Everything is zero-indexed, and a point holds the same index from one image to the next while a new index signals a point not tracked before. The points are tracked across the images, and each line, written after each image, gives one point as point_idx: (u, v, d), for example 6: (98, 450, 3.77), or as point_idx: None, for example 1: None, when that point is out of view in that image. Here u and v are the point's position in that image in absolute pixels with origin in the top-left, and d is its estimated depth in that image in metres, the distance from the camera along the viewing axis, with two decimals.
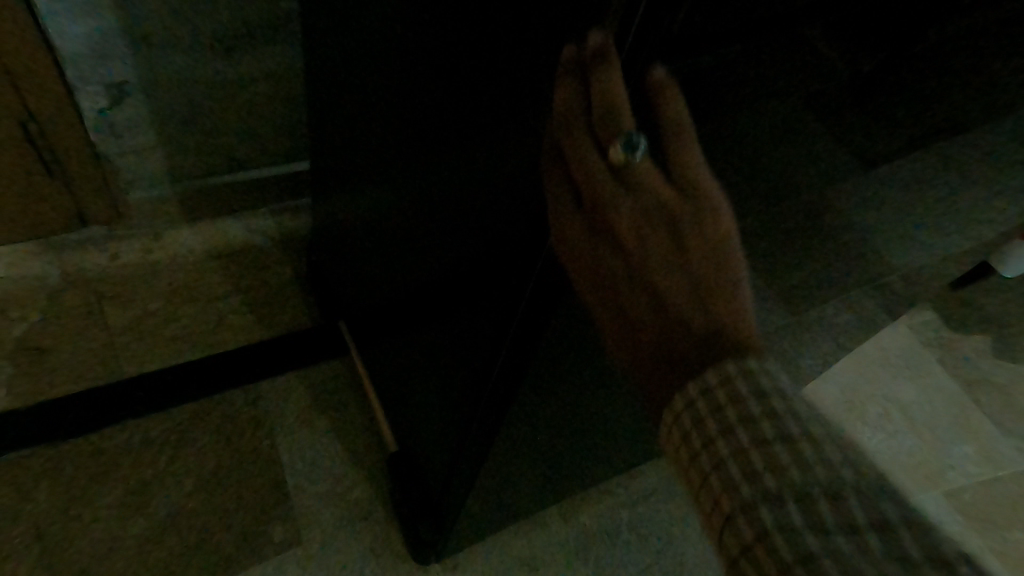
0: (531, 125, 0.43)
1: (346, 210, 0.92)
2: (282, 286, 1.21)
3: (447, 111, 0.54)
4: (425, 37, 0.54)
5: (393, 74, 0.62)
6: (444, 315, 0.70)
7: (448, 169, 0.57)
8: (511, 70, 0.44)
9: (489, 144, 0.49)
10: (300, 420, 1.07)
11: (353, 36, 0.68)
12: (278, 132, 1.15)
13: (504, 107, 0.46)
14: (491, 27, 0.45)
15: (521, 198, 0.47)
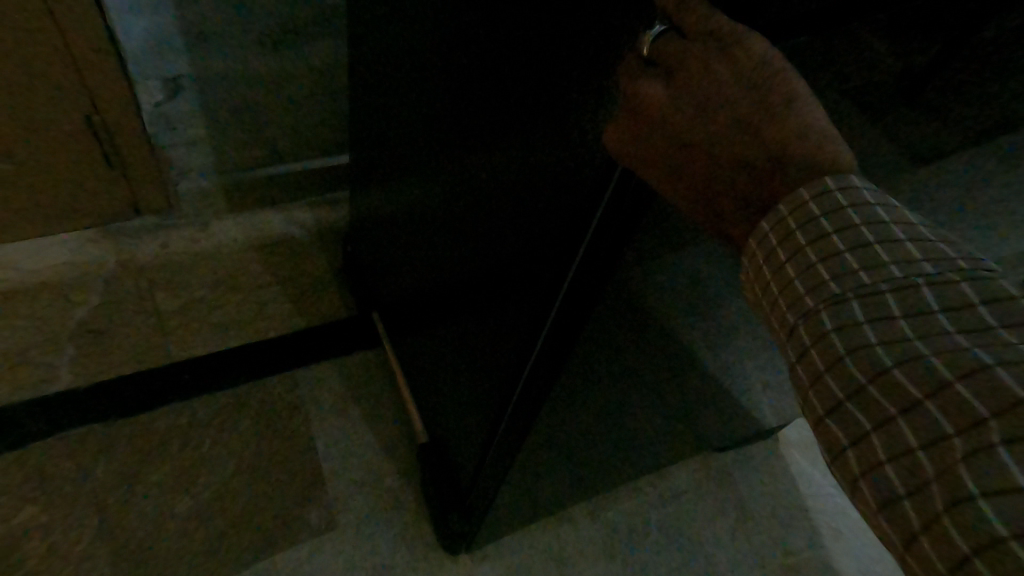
0: (574, 123, 0.43)
1: (385, 202, 0.94)
2: (319, 277, 1.24)
3: (487, 105, 0.54)
4: (466, 34, 0.55)
5: (435, 70, 0.63)
6: (480, 310, 0.71)
7: (487, 163, 0.58)
8: (546, 79, 0.45)
9: (531, 141, 0.49)
10: (336, 404, 1.10)
11: (395, 31, 0.70)
12: (320, 125, 1.18)
13: (549, 101, 0.45)
14: (535, 26, 0.45)
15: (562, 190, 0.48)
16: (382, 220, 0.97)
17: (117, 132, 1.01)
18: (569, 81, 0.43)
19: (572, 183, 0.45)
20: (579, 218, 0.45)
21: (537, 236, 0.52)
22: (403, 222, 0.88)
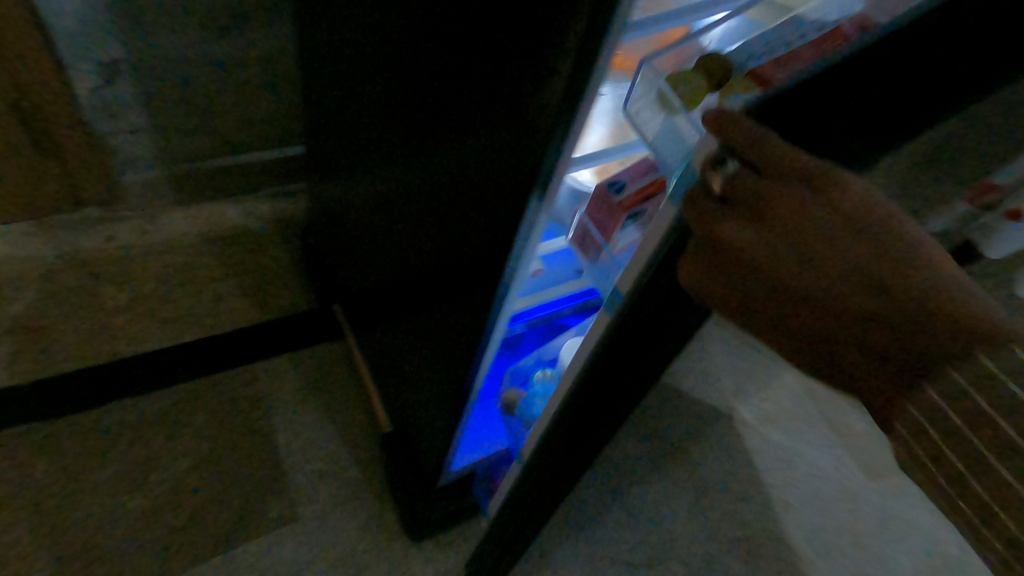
0: (514, 107, 0.45)
1: (342, 193, 0.93)
2: (277, 270, 1.22)
3: (433, 87, 0.54)
4: (410, 27, 0.56)
5: (383, 58, 0.63)
6: (439, 292, 0.71)
7: (437, 154, 0.59)
8: (486, 69, 0.46)
9: (478, 121, 0.50)
10: (298, 396, 1.09)
11: (343, 19, 0.69)
12: (273, 116, 1.16)
13: (493, 80, 0.46)
14: (472, 16, 0.46)
15: (506, 176, 0.49)
16: (340, 209, 0.96)
17: (50, 118, 0.96)
18: (509, 70, 0.44)
19: (518, 168, 0.46)
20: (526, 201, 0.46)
21: (490, 214, 0.53)
22: (361, 215, 0.88)
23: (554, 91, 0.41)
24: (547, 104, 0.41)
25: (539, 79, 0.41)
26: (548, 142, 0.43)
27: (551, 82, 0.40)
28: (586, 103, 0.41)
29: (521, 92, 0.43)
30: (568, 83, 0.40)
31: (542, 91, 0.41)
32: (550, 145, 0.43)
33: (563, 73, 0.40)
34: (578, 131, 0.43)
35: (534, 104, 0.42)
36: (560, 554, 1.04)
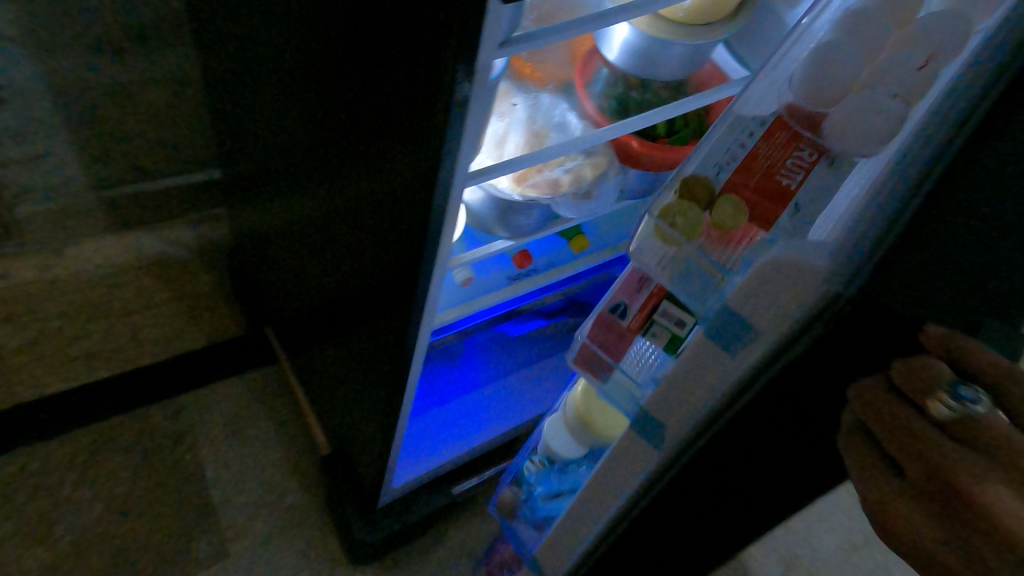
0: (409, 129, 0.46)
1: (265, 213, 0.90)
2: (203, 297, 1.17)
3: (339, 102, 0.53)
4: (311, 43, 0.54)
5: (288, 77, 0.61)
6: (367, 309, 0.71)
7: (347, 170, 0.59)
8: (382, 89, 0.47)
9: (383, 140, 0.50)
10: (229, 427, 1.05)
11: (247, 36, 0.66)
12: (185, 142, 1.07)
13: (392, 94, 0.46)
14: (368, 39, 0.46)
15: (410, 196, 0.50)
16: (264, 231, 0.93)
17: None
18: (401, 92, 0.45)
19: (417, 185, 0.48)
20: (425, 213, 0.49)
21: (400, 230, 0.54)
22: (283, 233, 0.85)
23: (450, 103, 0.41)
24: (444, 116, 0.42)
25: (434, 91, 0.42)
26: (447, 152, 0.44)
27: (445, 95, 0.41)
28: (470, 117, 0.43)
29: (419, 106, 0.44)
30: (461, 95, 0.41)
31: (438, 103, 0.42)
32: (445, 164, 0.45)
33: (455, 86, 0.40)
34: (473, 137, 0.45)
35: (432, 117, 0.43)
36: None
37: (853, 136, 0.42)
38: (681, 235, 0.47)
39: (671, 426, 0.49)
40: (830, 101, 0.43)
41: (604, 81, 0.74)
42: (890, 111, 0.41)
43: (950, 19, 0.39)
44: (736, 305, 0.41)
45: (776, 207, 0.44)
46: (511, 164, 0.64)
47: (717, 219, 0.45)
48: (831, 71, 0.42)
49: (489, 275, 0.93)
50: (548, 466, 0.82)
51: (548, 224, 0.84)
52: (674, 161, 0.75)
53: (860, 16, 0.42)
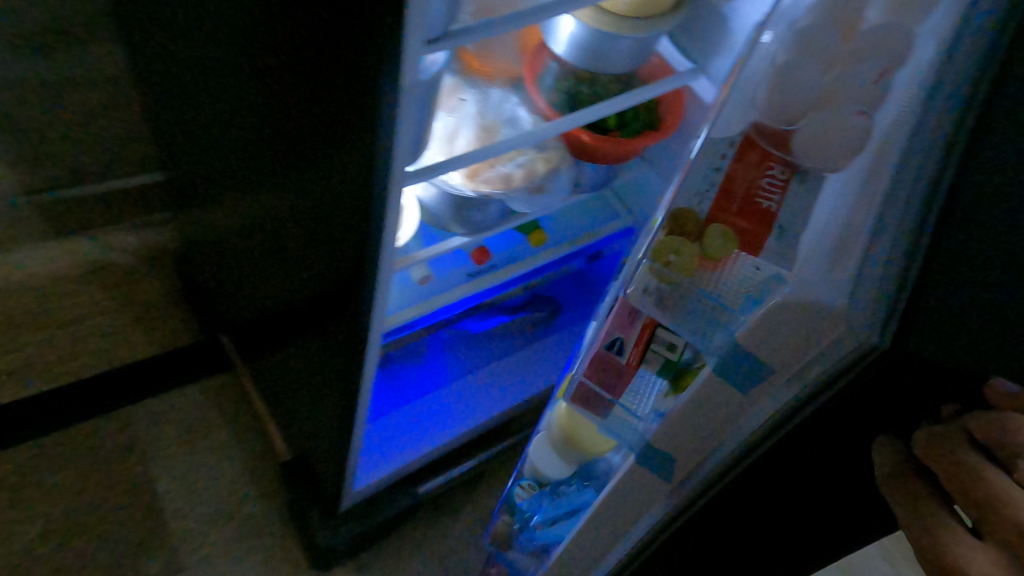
0: (342, 134, 0.46)
1: (212, 214, 0.85)
2: (150, 305, 1.11)
3: (270, 105, 0.53)
4: (237, 42, 0.52)
5: (218, 77, 0.59)
6: (319, 315, 0.70)
7: (283, 173, 0.58)
8: (313, 92, 0.46)
9: (318, 144, 0.49)
10: (180, 439, 1.03)
11: (175, 34, 0.63)
12: (121, 143, 1.01)
13: (326, 100, 0.45)
14: (293, 41, 0.45)
15: (347, 202, 0.50)
16: (211, 235, 0.90)
17: None
18: (332, 96, 0.44)
19: (354, 190, 0.48)
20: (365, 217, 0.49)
21: (341, 236, 0.54)
22: (227, 237, 0.83)
23: (383, 112, 0.41)
24: (378, 124, 0.42)
25: (365, 100, 0.42)
26: (383, 158, 0.44)
27: (377, 103, 0.41)
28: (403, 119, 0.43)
29: (352, 114, 0.43)
30: (393, 104, 0.41)
31: (370, 111, 0.42)
32: (381, 169, 0.45)
33: (385, 94, 0.40)
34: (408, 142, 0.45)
35: (366, 125, 0.43)
36: (475, 554, 1.06)
37: (825, 156, 0.40)
38: (681, 274, 0.42)
39: (687, 450, 0.50)
40: (793, 117, 0.41)
41: (553, 75, 0.73)
42: (859, 128, 0.39)
43: (888, 25, 0.38)
44: (750, 341, 0.41)
45: (763, 230, 0.41)
46: (460, 161, 0.64)
47: (712, 254, 0.41)
48: (789, 92, 0.40)
49: (447, 274, 0.92)
50: (541, 490, 0.81)
51: (504, 220, 0.83)
52: (626, 153, 0.75)
53: (807, 31, 0.39)
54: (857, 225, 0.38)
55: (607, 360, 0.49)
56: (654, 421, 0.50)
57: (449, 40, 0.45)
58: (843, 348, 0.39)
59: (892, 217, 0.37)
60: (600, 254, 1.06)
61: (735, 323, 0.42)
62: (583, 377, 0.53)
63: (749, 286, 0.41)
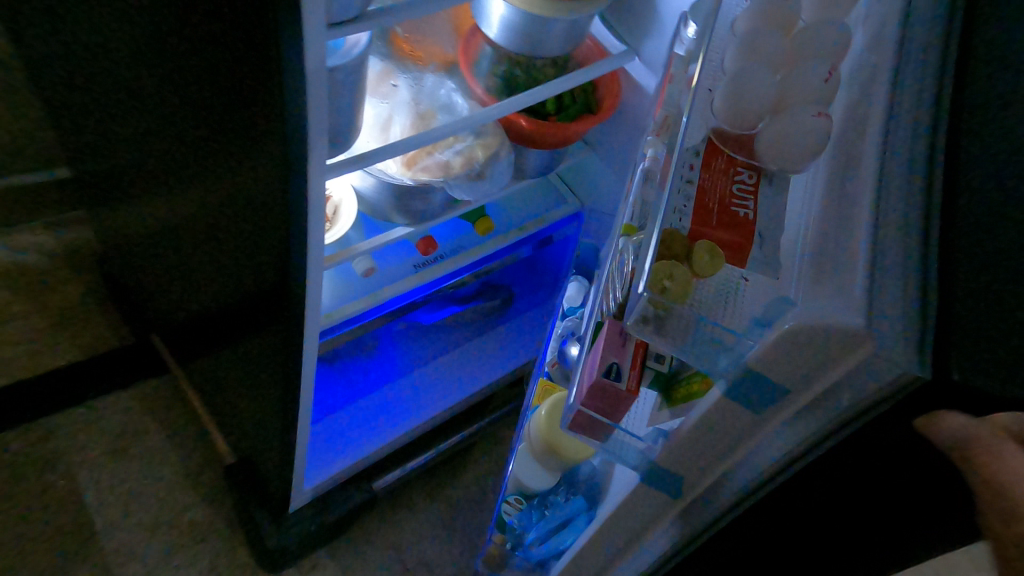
0: (245, 125, 0.43)
1: (124, 215, 0.82)
2: (70, 308, 1.10)
3: (171, 102, 0.50)
4: (127, 38, 0.50)
5: (115, 75, 0.56)
6: (250, 316, 0.67)
7: (195, 172, 0.55)
8: (210, 83, 0.44)
9: (225, 139, 0.47)
10: (111, 450, 1.00)
11: (59, 30, 0.60)
12: (20, 141, 0.98)
13: (228, 90, 0.42)
14: (181, 32, 0.43)
15: (259, 195, 0.48)
16: (132, 236, 0.85)
17: None
18: (230, 84, 0.42)
19: (265, 182, 0.46)
20: (279, 210, 0.46)
21: (259, 232, 0.52)
22: (147, 240, 0.80)
23: (284, 99, 0.39)
24: (280, 113, 0.39)
25: (263, 87, 0.39)
26: (292, 148, 0.42)
27: (275, 90, 0.38)
28: (312, 102, 0.41)
29: (254, 102, 0.41)
30: (294, 90, 0.39)
31: (269, 99, 0.39)
32: (291, 157, 0.42)
33: (284, 80, 0.38)
34: (320, 127, 0.43)
35: (269, 114, 0.40)
36: (433, 545, 1.05)
37: (788, 152, 0.43)
38: (679, 300, 0.39)
39: (696, 472, 0.45)
40: (752, 123, 0.45)
41: (489, 59, 0.71)
42: (816, 123, 0.41)
43: (822, 29, 0.44)
44: (763, 365, 0.36)
45: (746, 238, 0.41)
46: (392, 149, 0.62)
47: (702, 273, 0.40)
48: (747, 92, 0.45)
49: (392, 265, 0.89)
50: (528, 503, 0.78)
51: (448, 209, 0.82)
52: (564, 138, 0.75)
53: (755, 43, 0.46)
54: (858, 224, 0.34)
55: (605, 387, 0.47)
56: (657, 440, 0.48)
57: (363, 22, 0.46)
58: (873, 382, 0.33)
59: (887, 209, 0.34)
60: (551, 240, 1.05)
61: (742, 345, 0.37)
62: (579, 406, 0.50)
63: (751, 306, 0.40)
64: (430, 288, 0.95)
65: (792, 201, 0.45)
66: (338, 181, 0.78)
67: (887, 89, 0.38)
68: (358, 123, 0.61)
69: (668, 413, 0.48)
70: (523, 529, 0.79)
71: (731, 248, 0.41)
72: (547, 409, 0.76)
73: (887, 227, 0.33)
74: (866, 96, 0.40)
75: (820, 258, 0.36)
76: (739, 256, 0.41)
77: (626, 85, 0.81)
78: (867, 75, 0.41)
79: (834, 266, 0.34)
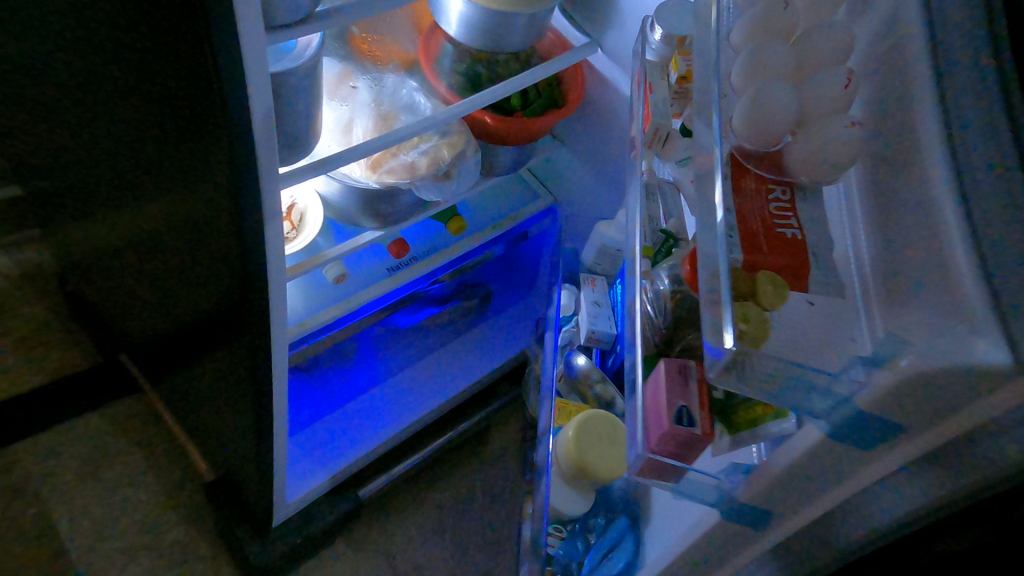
0: (189, 132, 0.41)
1: (79, 231, 0.79)
2: (32, 329, 1.06)
3: (114, 113, 0.48)
4: (61, 47, 0.47)
5: (51, 86, 0.53)
6: (218, 330, 0.64)
7: (146, 185, 0.53)
8: (150, 91, 0.42)
9: (173, 149, 0.45)
10: (82, 474, 0.97)
11: None
12: None
13: (173, 100, 0.40)
14: (114, 38, 0.41)
15: (211, 204, 0.46)
16: (90, 254, 0.81)
17: None
18: (169, 91, 0.40)
19: (215, 190, 0.44)
20: (232, 218, 0.45)
21: (216, 242, 0.50)
22: (104, 256, 0.77)
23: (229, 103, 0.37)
24: (229, 120, 0.38)
25: (205, 93, 0.37)
26: (242, 155, 0.40)
27: (218, 95, 0.37)
28: (257, 106, 0.40)
29: (198, 109, 0.39)
30: (239, 95, 0.37)
31: (212, 105, 0.37)
32: (238, 162, 0.40)
33: (226, 84, 0.36)
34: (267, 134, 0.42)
35: (214, 122, 0.38)
36: (423, 548, 1.04)
37: (821, 170, 0.37)
38: (758, 346, 0.34)
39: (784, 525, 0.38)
40: (775, 139, 0.40)
41: (450, 57, 0.70)
42: (851, 137, 0.36)
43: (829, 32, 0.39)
44: (878, 412, 0.29)
45: (802, 260, 0.35)
46: (354, 152, 0.60)
47: (770, 307, 0.34)
48: (768, 109, 0.39)
49: (364, 270, 0.88)
50: (568, 531, 0.73)
51: (417, 211, 0.81)
52: (530, 134, 0.74)
53: (760, 60, 0.41)
54: (943, 249, 0.27)
55: (682, 435, 0.43)
56: (736, 476, 0.41)
57: (309, 24, 0.45)
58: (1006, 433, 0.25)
59: (979, 213, 0.26)
60: (526, 236, 1.02)
61: (841, 385, 0.31)
62: (647, 455, 0.45)
63: (833, 348, 0.33)
64: (406, 291, 0.93)
65: (830, 210, 0.40)
66: (303, 186, 0.76)
67: (928, 81, 0.31)
68: (317, 127, 0.59)
69: (731, 441, 0.43)
70: (572, 562, 0.71)
71: (794, 264, 0.35)
72: (573, 430, 0.69)
73: (991, 252, 0.25)
74: (893, 75, 0.34)
75: (887, 278, 0.32)
76: (800, 269, 0.35)
77: (592, 81, 0.80)
78: (892, 65, 0.34)
79: (927, 290, 0.28)
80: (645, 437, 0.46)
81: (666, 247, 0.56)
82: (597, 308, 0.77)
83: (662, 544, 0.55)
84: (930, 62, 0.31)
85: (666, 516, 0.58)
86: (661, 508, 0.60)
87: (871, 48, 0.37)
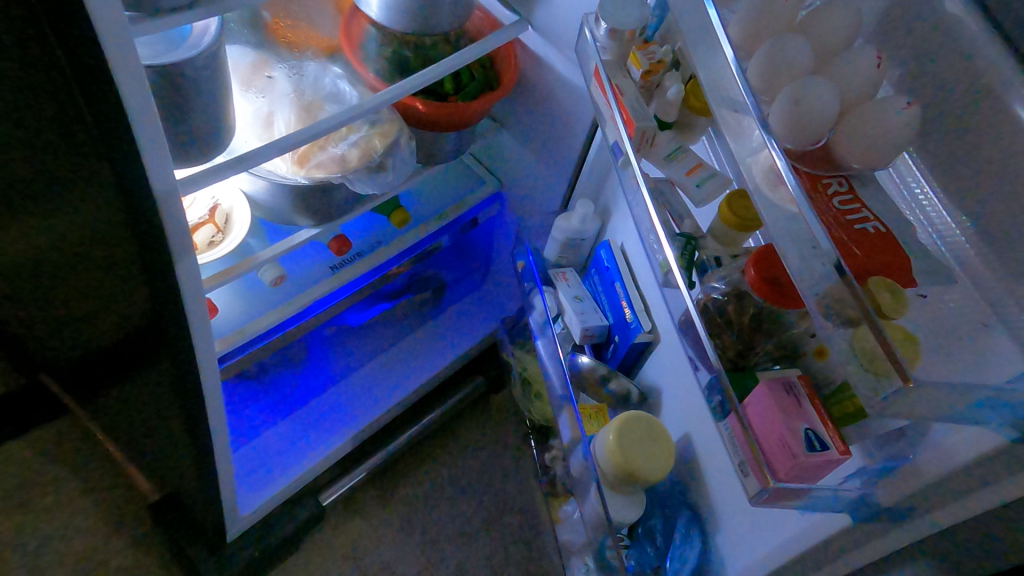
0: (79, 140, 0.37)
1: None
2: None
3: None
4: None
5: None
6: (142, 348, 0.59)
7: None
8: None
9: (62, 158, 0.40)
10: (13, 508, 0.89)
11: None
12: None
13: (29, 106, 0.35)
14: None
15: (116, 216, 0.41)
16: None
17: None
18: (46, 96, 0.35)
19: (129, 203, 0.39)
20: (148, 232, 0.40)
21: (126, 254, 0.45)
22: None
23: (114, 102, 0.34)
24: (118, 125, 0.35)
25: (89, 97, 0.34)
26: (135, 163, 0.37)
27: (107, 99, 0.34)
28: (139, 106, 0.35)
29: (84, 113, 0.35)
30: (124, 91, 0.34)
31: (95, 110, 0.34)
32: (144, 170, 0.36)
33: (110, 87, 0.33)
34: (157, 146, 0.37)
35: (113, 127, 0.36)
36: (391, 545, 1.02)
37: (880, 154, 0.36)
38: (917, 366, 0.32)
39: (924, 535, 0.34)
40: (819, 136, 0.38)
41: (375, 41, 0.66)
42: (910, 120, 0.35)
43: (839, 17, 0.39)
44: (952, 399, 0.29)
45: (899, 253, 0.34)
46: (273, 147, 0.55)
47: (894, 315, 0.33)
48: (812, 110, 0.37)
49: (306, 269, 0.83)
50: (633, 537, 0.67)
51: (356, 205, 0.77)
52: (464, 119, 0.71)
53: (784, 61, 0.39)
54: None
55: (815, 461, 0.36)
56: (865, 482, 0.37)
57: (201, 8, 0.43)
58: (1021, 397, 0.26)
59: None
60: (475, 223, 0.99)
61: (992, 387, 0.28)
62: (777, 486, 0.38)
63: (969, 340, 0.33)
64: (353, 288, 0.89)
65: (887, 187, 0.41)
66: (225, 185, 0.70)
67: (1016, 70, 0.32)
68: (229, 122, 0.55)
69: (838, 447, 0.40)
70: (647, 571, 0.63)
71: (898, 261, 0.34)
72: (614, 432, 0.62)
73: None
74: (956, 66, 0.35)
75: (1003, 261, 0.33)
76: (903, 262, 0.34)
77: (528, 60, 0.79)
78: (949, 54, 0.36)
79: None
80: (770, 468, 0.39)
81: (688, 251, 0.50)
82: (580, 303, 0.77)
83: (750, 548, 0.52)
84: (1001, 48, 0.33)
85: (743, 520, 0.54)
86: (726, 507, 0.57)
87: (905, 35, 0.39)
